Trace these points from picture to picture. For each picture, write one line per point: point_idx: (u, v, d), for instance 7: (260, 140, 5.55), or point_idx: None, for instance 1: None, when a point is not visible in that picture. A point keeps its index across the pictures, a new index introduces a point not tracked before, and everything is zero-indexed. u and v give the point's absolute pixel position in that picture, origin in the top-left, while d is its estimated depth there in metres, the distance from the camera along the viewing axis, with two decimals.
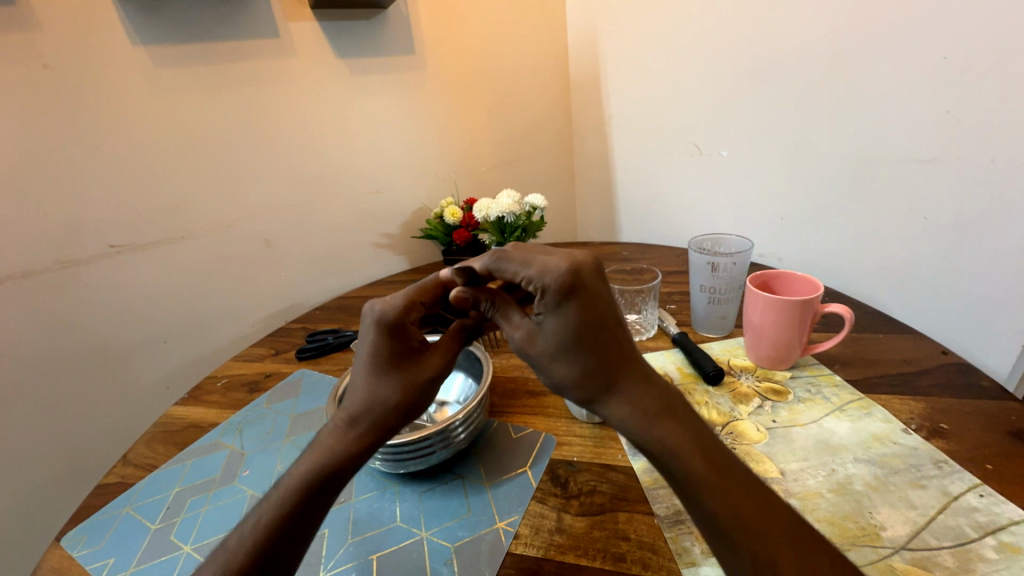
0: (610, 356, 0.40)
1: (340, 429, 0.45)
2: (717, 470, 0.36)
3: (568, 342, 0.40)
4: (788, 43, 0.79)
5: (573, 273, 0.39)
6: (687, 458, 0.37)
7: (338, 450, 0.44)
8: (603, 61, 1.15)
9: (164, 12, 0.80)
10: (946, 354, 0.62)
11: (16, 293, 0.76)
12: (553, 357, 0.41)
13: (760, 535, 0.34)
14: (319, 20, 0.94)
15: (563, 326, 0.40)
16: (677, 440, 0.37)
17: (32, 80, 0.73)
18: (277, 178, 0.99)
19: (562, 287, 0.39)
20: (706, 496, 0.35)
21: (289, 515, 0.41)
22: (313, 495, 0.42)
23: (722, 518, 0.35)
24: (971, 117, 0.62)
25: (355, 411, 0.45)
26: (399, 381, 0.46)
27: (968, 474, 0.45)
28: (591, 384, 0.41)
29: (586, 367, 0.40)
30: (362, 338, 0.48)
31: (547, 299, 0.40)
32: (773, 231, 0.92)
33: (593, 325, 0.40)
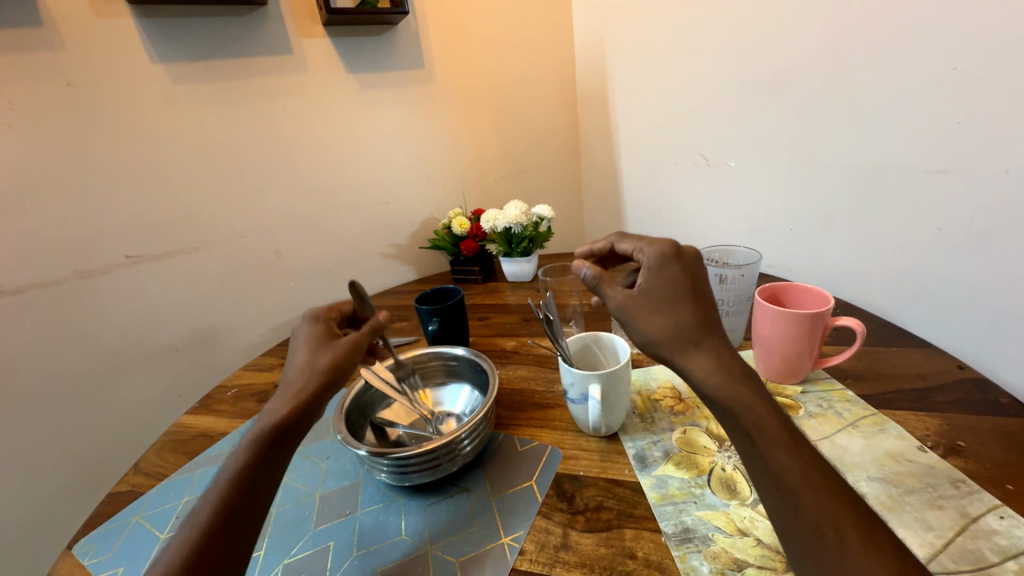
0: (699, 315, 0.44)
1: (284, 397, 0.48)
2: (791, 432, 0.39)
3: (665, 297, 0.45)
4: (795, 54, 0.79)
5: (676, 247, 0.47)
6: (761, 419, 0.39)
7: (283, 411, 0.47)
8: (610, 73, 1.16)
9: (182, 31, 0.83)
10: (963, 369, 0.60)
11: (36, 302, 0.78)
12: (650, 311, 0.44)
13: (823, 495, 0.35)
14: (330, 37, 0.97)
15: (665, 282, 0.45)
16: (755, 400, 0.40)
17: (56, 97, 0.75)
18: (289, 190, 1.01)
19: (665, 254, 0.46)
20: (777, 455, 0.37)
21: (251, 471, 0.43)
22: (268, 453, 0.45)
23: (790, 475, 0.36)
24: (981, 129, 0.60)
25: (298, 380, 0.49)
26: (330, 354, 0.51)
27: (987, 494, 0.43)
28: (678, 338, 0.43)
29: (680, 323, 0.44)
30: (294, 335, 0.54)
31: (649, 259, 0.46)
32: (783, 241, 0.91)
33: (688, 286, 0.45)
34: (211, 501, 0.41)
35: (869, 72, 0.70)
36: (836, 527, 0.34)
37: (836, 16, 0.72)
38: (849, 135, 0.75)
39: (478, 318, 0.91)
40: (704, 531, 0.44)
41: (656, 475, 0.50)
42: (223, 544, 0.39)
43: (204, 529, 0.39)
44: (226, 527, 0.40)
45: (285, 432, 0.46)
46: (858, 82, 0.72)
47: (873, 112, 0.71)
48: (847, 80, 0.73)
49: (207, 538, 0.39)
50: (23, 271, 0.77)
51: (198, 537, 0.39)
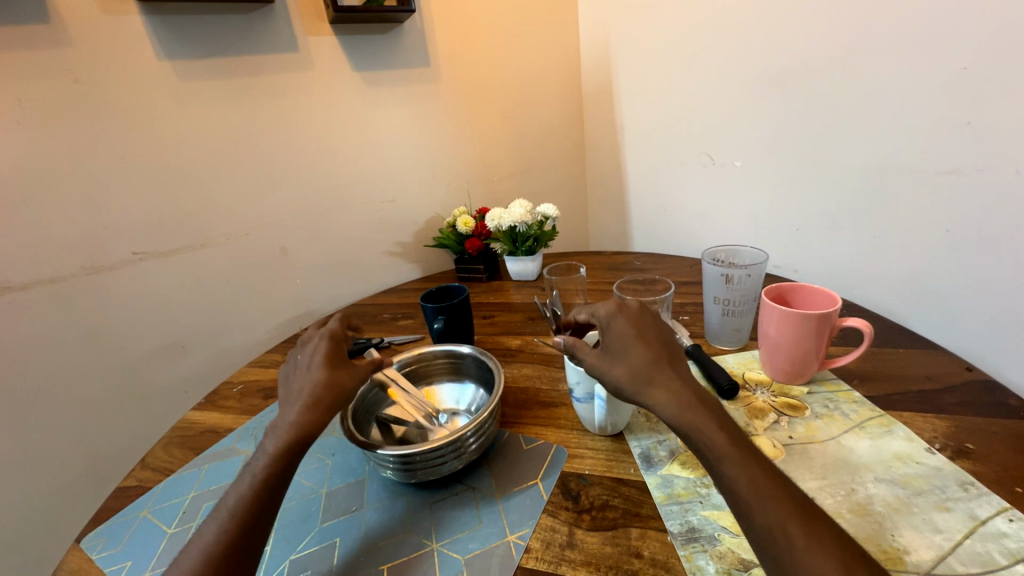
0: (653, 352, 0.45)
1: (304, 408, 0.48)
2: (737, 443, 0.39)
3: (620, 344, 0.45)
4: (803, 54, 0.79)
5: (618, 305, 0.49)
6: (709, 436, 0.39)
7: (305, 422, 0.47)
8: (616, 71, 1.16)
9: (190, 29, 0.83)
10: (971, 371, 0.60)
11: (44, 299, 0.79)
12: (609, 361, 0.45)
13: (772, 503, 0.36)
14: (337, 35, 0.97)
15: (616, 332, 0.46)
16: (704, 421, 0.40)
17: (64, 94, 0.76)
18: (294, 187, 1.01)
19: (609, 309, 0.48)
20: (728, 468, 0.38)
21: (269, 486, 0.44)
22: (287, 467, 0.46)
23: (739, 487, 0.37)
24: (991, 129, 0.59)
25: (317, 392, 0.49)
26: (351, 373, 0.52)
27: (996, 497, 0.43)
28: (641, 377, 0.43)
29: (635, 364, 0.44)
30: (305, 352, 0.54)
31: (598, 317, 0.49)
32: (789, 242, 0.91)
33: (637, 331, 0.46)
34: (227, 517, 0.42)
35: (876, 71, 0.70)
36: (783, 529, 0.35)
37: (844, 13, 0.71)
38: (856, 134, 0.75)
39: (482, 316, 0.92)
40: (710, 530, 0.44)
41: (662, 474, 0.50)
42: (239, 558, 0.41)
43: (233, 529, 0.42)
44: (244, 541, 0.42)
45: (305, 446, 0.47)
46: (866, 82, 0.71)
47: (882, 112, 0.70)
48: (854, 81, 0.73)
49: (225, 552, 0.40)
50: (31, 267, 0.77)
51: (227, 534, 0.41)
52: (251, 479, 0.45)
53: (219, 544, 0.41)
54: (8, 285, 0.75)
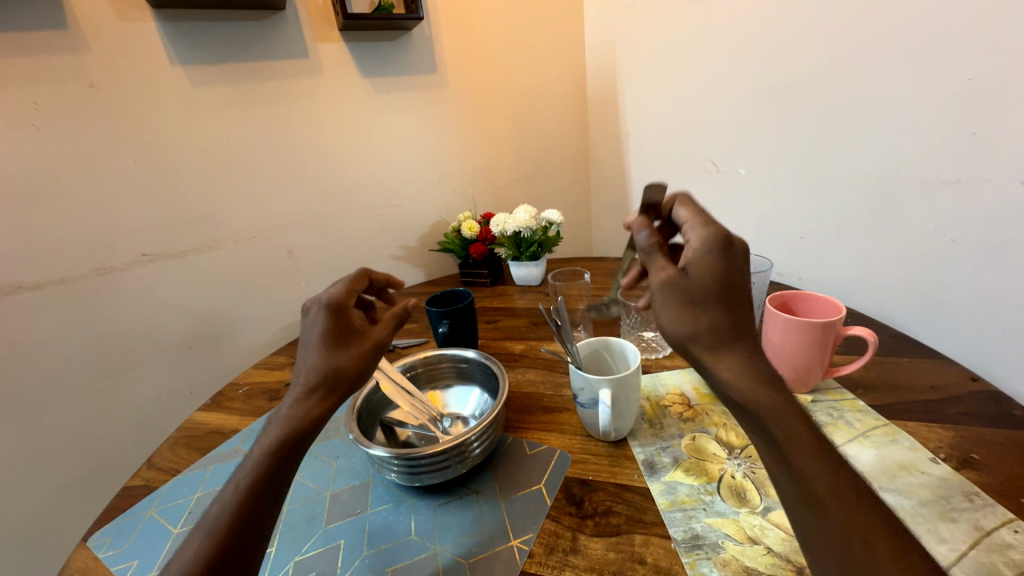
0: (732, 318, 0.40)
1: (298, 400, 0.45)
2: (818, 440, 0.36)
3: (704, 291, 0.40)
4: (806, 65, 0.80)
5: (728, 239, 0.42)
6: (788, 424, 0.36)
7: (299, 417, 0.44)
8: (621, 79, 1.17)
9: (202, 35, 0.85)
10: (976, 381, 0.60)
11: (54, 299, 0.80)
12: (684, 301, 0.40)
13: (855, 508, 0.33)
14: (345, 42, 0.98)
15: (710, 274, 0.40)
16: (779, 404, 0.37)
17: (79, 98, 0.77)
18: (301, 191, 1.02)
19: (720, 242, 0.41)
20: (805, 463, 0.35)
21: (260, 487, 0.40)
22: (280, 465, 0.42)
23: (820, 486, 0.34)
24: (995, 139, 0.59)
25: (312, 381, 0.46)
26: (353, 354, 0.48)
27: (1001, 508, 0.43)
28: (703, 336, 0.40)
29: (716, 319, 0.40)
30: (307, 324, 0.50)
31: (702, 244, 0.42)
32: (794, 250, 0.91)
33: (727, 283, 0.40)
34: (215, 522, 0.38)
35: (880, 82, 0.70)
36: (866, 539, 0.32)
37: (850, 23, 0.72)
38: (860, 144, 0.75)
39: (486, 321, 0.92)
40: (714, 538, 0.44)
41: (665, 481, 0.51)
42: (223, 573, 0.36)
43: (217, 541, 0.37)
44: (235, 547, 0.37)
45: (299, 443, 0.43)
46: (871, 92, 0.72)
47: (886, 121, 0.71)
48: (859, 90, 0.73)
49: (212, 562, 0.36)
50: (42, 268, 0.78)
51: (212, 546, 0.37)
52: (240, 481, 0.41)
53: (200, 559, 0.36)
54: (19, 285, 0.76)
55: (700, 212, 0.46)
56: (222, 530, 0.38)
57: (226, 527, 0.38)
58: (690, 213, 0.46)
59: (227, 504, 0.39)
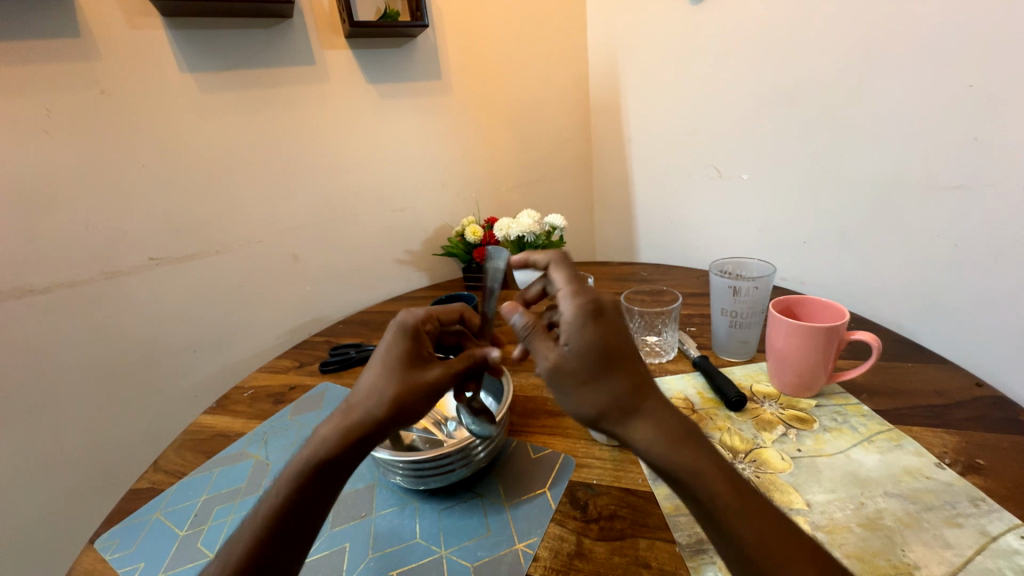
0: (630, 383, 0.41)
1: (337, 422, 0.46)
2: (744, 497, 0.38)
3: (594, 364, 0.41)
4: (809, 72, 0.80)
5: (593, 307, 0.43)
6: (710, 482, 0.38)
7: (332, 443, 0.45)
8: (623, 85, 1.18)
9: (212, 42, 0.86)
10: (981, 387, 0.60)
11: (63, 302, 0.81)
12: (580, 381, 0.41)
13: (788, 563, 0.35)
14: (352, 48, 1.00)
15: (587, 344, 0.41)
16: (705, 464, 0.39)
17: (90, 104, 0.78)
18: (307, 196, 1.03)
19: (585, 313, 0.42)
20: (736, 526, 0.37)
21: (288, 506, 0.43)
22: (307, 489, 0.43)
23: (752, 547, 0.36)
24: (999, 144, 0.60)
25: (356, 403, 0.46)
26: (402, 385, 0.46)
27: (1007, 513, 0.43)
28: (610, 413, 0.40)
29: (614, 392, 0.40)
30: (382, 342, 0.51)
31: (569, 317, 0.42)
32: (796, 254, 0.91)
33: (608, 354, 0.41)
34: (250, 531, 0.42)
35: (883, 88, 0.71)
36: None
37: (852, 31, 0.73)
38: (863, 150, 0.76)
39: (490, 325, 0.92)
40: None
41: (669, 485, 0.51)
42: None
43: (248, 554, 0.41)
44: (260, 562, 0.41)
45: (326, 470, 0.44)
46: (874, 97, 0.72)
47: (889, 127, 0.71)
48: (861, 97, 0.74)
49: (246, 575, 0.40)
50: (51, 271, 0.79)
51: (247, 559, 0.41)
52: (277, 493, 0.43)
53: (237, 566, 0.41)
54: (29, 288, 0.77)
55: (568, 277, 0.46)
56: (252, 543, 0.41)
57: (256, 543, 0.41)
58: (560, 279, 0.46)
59: (263, 514, 0.43)
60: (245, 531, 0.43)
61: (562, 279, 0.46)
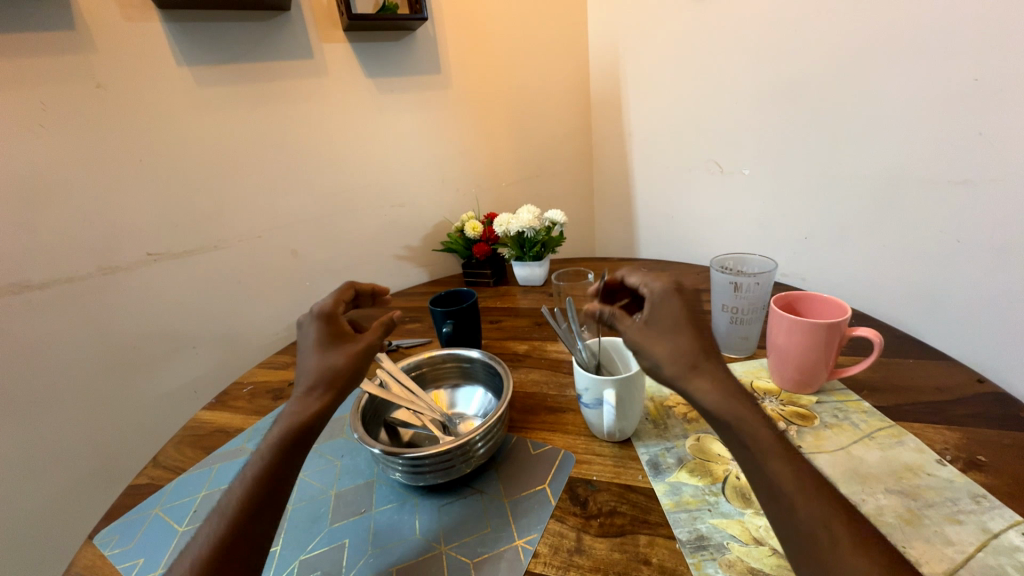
0: (698, 342, 0.43)
1: (301, 398, 0.48)
2: (784, 442, 0.39)
3: (665, 324, 0.44)
4: (810, 67, 0.80)
5: (675, 283, 0.48)
6: (753, 427, 0.39)
7: (305, 410, 0.47)
8: (624, 80, 1.17)
9: (208, 35, 0.85)
10: (982, 383, 0.60)
11: (60, 297, 0.80)
12: (655, 337, 0.44)
13: (817, 502, 0.35)
14: (350, 42, 0.99)
15: (667, 311, 0.45)
16: (748, 413, 0.40)
17: (85, 98, 0.78)
18: (306, 191, 1.03)
19: (666, 287, 0.47)
20: (774, 464, 0.37)
21: (274, 468, 0.44)
22: (288, 452, 0.45)
23: (785, 482, 0.36)
24: (1001, 141, 0.59)
25: (313, 378, 0.49)
26: (345, 352, 0.51)
27: (1009, 510, 0.43)
28: (680, 366, 0.42)
29: (682, 347, 0.43)
30: (302, 334, 0.54)
31: (654, 291, 0.48)
32: (797, 250, 0.91)
33: (683, 316, 0.45)
34: (236, 495, 0.43)
35: (888, 83, 0.70)
36: (829, 531, 0.34)
37: (856, 22, 0.71)
38: (865, 147, 0.75)
39: (490, 321, 0.92)
40: (719, 539, 0.44)
41: (670, 482, 0.50)
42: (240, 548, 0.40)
43: (226, 528, 0.41)
44: (253, 517, 0.41)
45: (307, 433, 0.47)
46: (877, 93, 0.72)
47: (892, 123, 0.71)
48: (864, 92, 0.73)
49: (221, 547, 0.39)
50: (48, 266, 0.79)
51: (225, 530, 0.40)
52: (261, 456, 0.45)
53: (211, 546, 0.39)
54: (25, 284, 0.77)
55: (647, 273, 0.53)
56: (241, 502, 0.42)
57: (245, 502, 0.42)
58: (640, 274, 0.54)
59: (251, 476, 0.44)
60: (232, 495, 0.43)
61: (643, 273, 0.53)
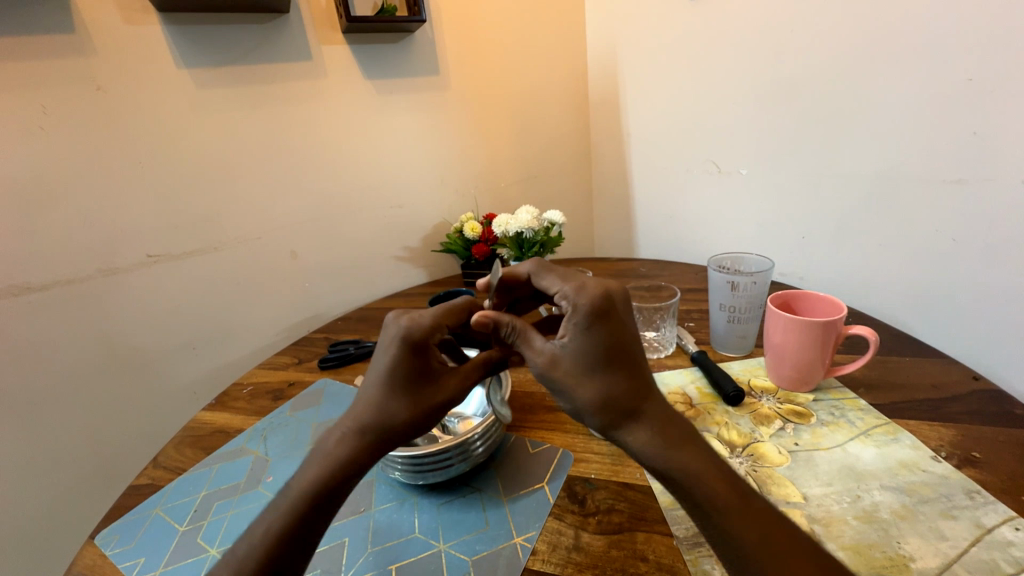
0: (628, 383, 0.42)
1: (348, 438, 0.44)
2: (743, 497, 0.38)
3: (591, 362, 0.42)
4: (806, 67, 0.80)
5: (604, 299, 0.43)
6: (709, 484, 0.39)
7: (344, 462, 0.43)
8: (622, 81, 1.17)
9: (208, 38, 0.86)
10: (978, 380, 0.60)
11: (61, 299, 0.81)
12: (577, 377, 0.42)
13: (788, 567, 0.35)
14: (349, 44, 0.99)
15: (590, 344, 0.42)
16: (699, 467, 0.39)
17: (86, 101, 0.78)
18: (305, 192, 1.03)
19: (595, 307, 0.43)
20: (734, 525, 0.37)
21: (296, 530, 0.40)
22: (316, 510, 0.41)
23: (750, 546, 0.36)
24: (998, 139, 0.60)
25: (366, 422, 0.44)
26: (409, 402, 0.45)
27: (1002, 506, 0.43)
28: (608, 416, 0.41)
29: (610, 392, 0.41)
30: (380, 352, 0.47)
31: (577, 313, 0.43)
32: (794, 250, 0.91)
33: (612, 349, 0.42)
34: (252, 554, 0.39)
35: (883, 83, 0.70)
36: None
37: (853, 20, 0.72)
38: (862, 146, 0.75)
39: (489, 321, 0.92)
40: None
41: None
42: None
43: None
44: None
45: (336, 490, 0.42)
46: (873, 93, 0.72)
47: (888, 123, 0.71)
48: (860, 91, 0.74)
49: None
50: (48, 268, 0.79)
51: None
52: (283, 513, 0.41)
53: None
54: (26, 286, 0.77)
55: (568, 277, 0.48)
56: (254, 568, 0.39)
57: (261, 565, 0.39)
58: (560, 279, 0.48)
59: (270, 535, 0.40)
60: (247, 555, 0.39)
61: (565, 278, 0.48)
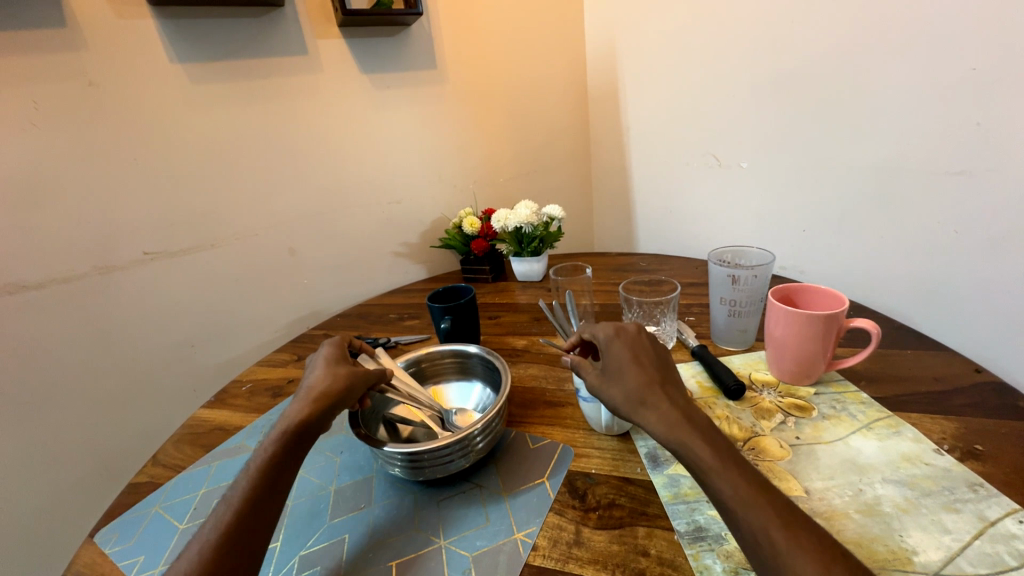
0: (643, 378, 0.45)
1: (301, 403, 0.51)
2: (722, 453, 0.39)
3: (613, 368, 0.47)
4: (806, 59, 0.80)
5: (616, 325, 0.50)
6: (686, 440, 0.40)
7: (302, 414, 0.50)
8: (620, 73, 1.17)
9: (201, 32, 0.85)
10: (980, 372, 0.60)
11: (56, 298, 0.80)
12: (604, 385, 0.47)
13: (755, 510, 0.36)
14: (345, 37, 0.98)
15: (612, 354, 0.48)
16: (689, 433, 0.41)
17: (78, 96, 0.77)
18: (302, 188, 1.02)
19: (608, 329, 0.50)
20: (715, 479, 0.38)
21: (276, 460, 0.47)
22: (289, 451, 0.48)
23: (726, 494, 0.37)
24: (999, 130, 0.59)
25: (317, 388, 0.52)
26: (349, 368, 0.54)
27: (1006, 498, 0.43)
28: (628, 408, 0.45)
29: (629, 388, 0.45)
30: (313, 360, 0.57)
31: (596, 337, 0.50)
32: (795, 244, 0.91)
33: (626, 354, 0.47)
34: (242, 485, 0.45)
35: (884, 73, 0.70)
36: (766, 534, 0.35)
37: (853, 12, 0.71)
38: (863, 139, 0.75)
39: (489, 317, 0.92)
40: (717, 530, 0.44)
41: (668, 474, 0.51)
42: (243, 540, 0.42)
43: (231, 518, 0.43)
44: (257, 507, 0.44)
45: (306, 433, 0.49)
46: (873, 84, 0.71)
47: (889, 114, 0.71)
48: (859, 82, 0.73)
49: (225, 536, 0.42)
50: (43, 266, 0.78)
51: (230, 521, 0.43)
52: (265, 449, 0.48)
53: (219, 533, 0.42)
54: (22, 284, 0.77)
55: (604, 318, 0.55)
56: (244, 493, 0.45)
57: (249, 494, 0.44)
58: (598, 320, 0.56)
59: (256, 467, 0.46)
60: (239, 485, 0.45)
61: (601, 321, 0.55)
